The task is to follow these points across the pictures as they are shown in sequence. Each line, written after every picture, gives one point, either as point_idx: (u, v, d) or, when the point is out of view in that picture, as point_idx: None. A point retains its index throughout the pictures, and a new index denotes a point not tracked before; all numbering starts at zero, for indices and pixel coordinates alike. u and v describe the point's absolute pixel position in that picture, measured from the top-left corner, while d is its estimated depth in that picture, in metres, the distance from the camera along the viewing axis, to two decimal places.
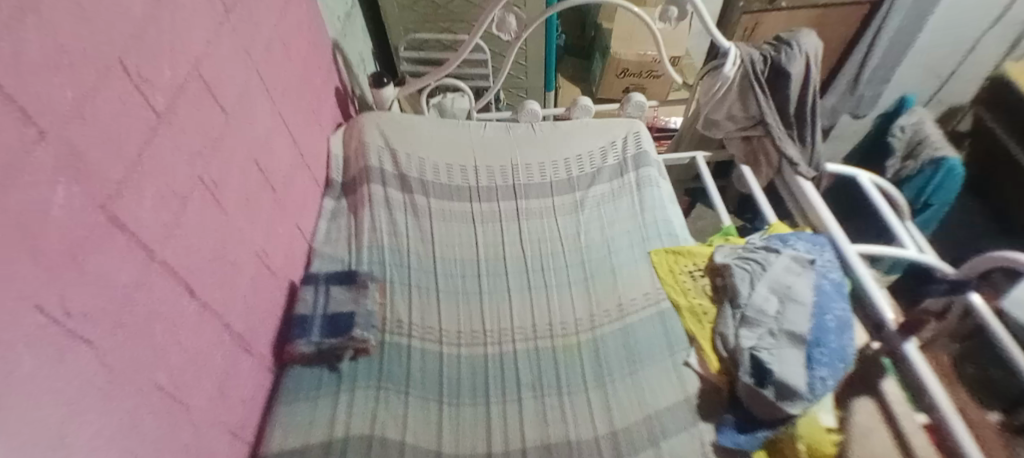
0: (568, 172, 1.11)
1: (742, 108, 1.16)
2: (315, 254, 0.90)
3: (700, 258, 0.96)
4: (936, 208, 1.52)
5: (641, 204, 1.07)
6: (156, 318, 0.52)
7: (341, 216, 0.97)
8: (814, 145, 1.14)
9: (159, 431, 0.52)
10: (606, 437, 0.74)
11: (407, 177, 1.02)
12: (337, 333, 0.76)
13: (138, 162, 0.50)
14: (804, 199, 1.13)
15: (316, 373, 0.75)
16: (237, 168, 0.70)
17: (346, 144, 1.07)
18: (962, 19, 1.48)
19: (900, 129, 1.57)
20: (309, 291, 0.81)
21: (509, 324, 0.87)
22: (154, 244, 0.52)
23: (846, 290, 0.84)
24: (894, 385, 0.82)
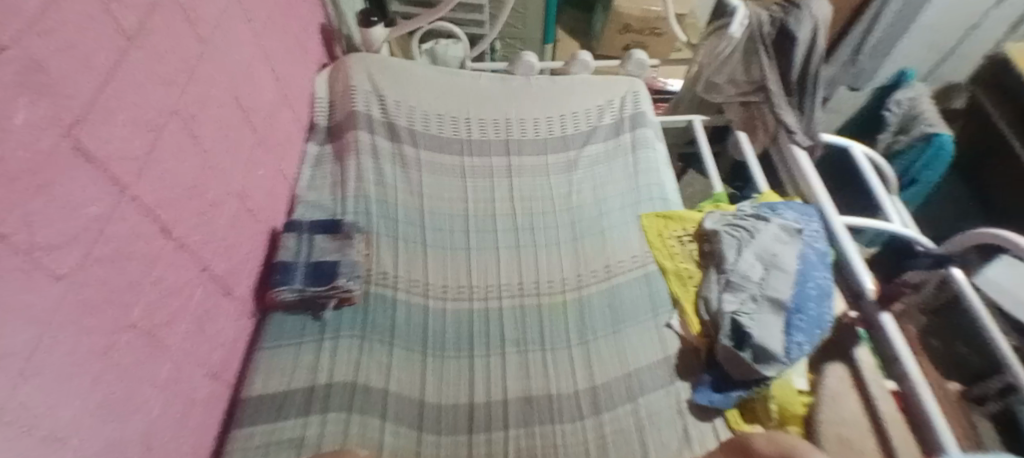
0: (563, 129, 1.08)
1: (744, 74, 1.14)
2: (298, 201, 0.87)
3: (690, 223, 0.96)
4: (923, 184, 1.54)
5: (635, 166, 1.05)
6: (130, 254, 0.50)
7: (326, 163, 0.93)
8: (813, 115, 1.13)
9: (138, 368, 0.51)
10: (585, 392, 0.76)
11: (396, 126, 0.98)
12: (321, 281, 0.74)
13: (107, 85, 0.46)
14: (796, 168, 1.12)
15: (299, 319, 0.75)
16: (215, 103, 0.66)
17: (331, 87, 1.02)
18: None
19: (896, 103, 1.55)
20: (291, 239, 0.78)
21: (496, 280, 0.87)
22: (126, 176, 0.49)
23: (828, 260, 0.86)
24: (866, 354, 0.85)
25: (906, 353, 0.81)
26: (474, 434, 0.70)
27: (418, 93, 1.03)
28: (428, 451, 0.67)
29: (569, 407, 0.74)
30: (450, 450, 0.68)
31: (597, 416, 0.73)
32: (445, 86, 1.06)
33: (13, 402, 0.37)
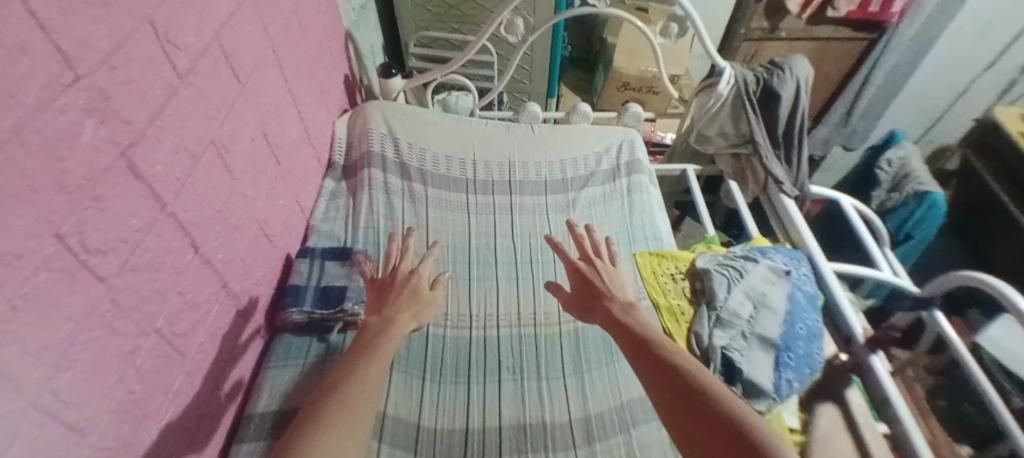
0: (563, 173, 1.16)
1: (734, 127, 1.21)
2: (312, 231, 0.92)
3: (682, 262, 1.01)
4: (918, 241, 1.57)
5: (630, 208, 1.12)
6: (161, 265, 0.55)
7: (341, 197, 1.00)
8: (799, 167, 1.21)
9: (155, 373, 0.55)
10: (578, 422, 0.77)
11: (407, 165, 1.06)
12: (328, 304, 0.78)
13: (159, 115, 0.53)
14: (785, 216, 1.18)
15: (305, 341, 0.77)
16: (247, 136, 0.74)
17: (350, 129, 1.11)
18: (959, 61, 1.58)
19: (887, 162, 1.64)
20: (304, 263, 0.83)
21: (494, 311, 0.91)
22: (166, 195, 0.55)
23: (816, 302, 0.92)
24: (857, 396, 0.89)
25: (896, 396, 0.85)
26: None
27: (429, 136, 1.12)
28: None
29: (563, 436, 0.75)
30: None
31: (590, 446, 0.74)
32: (455, 131, 1.15)
33: (49, 387, 0.40)
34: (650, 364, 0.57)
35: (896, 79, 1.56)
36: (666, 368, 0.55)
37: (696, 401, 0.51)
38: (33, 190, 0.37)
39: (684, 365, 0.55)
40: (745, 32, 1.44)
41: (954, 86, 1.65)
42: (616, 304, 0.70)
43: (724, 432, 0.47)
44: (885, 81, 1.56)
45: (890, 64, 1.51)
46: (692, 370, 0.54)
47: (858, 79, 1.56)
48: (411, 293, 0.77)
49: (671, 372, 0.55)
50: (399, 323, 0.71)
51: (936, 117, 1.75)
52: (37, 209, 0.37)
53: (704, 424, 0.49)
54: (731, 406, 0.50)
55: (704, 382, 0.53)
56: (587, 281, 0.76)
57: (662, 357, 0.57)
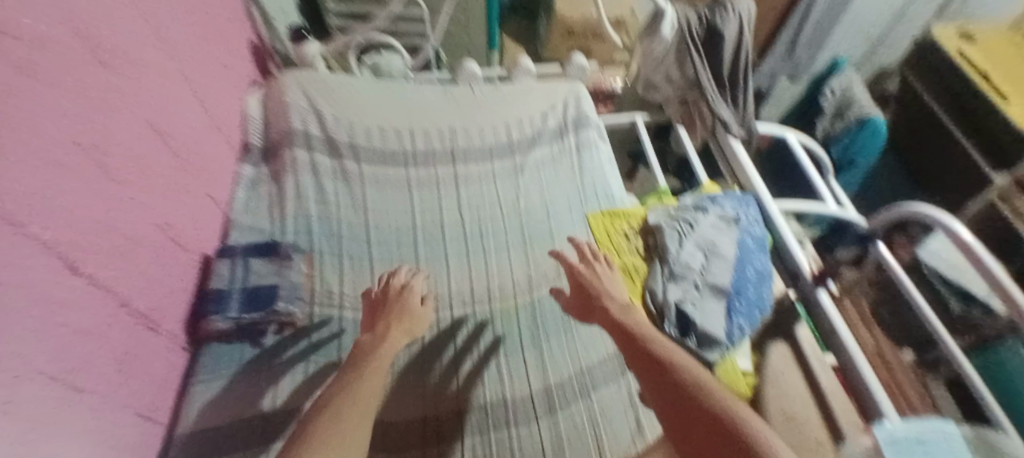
0: (508, 135, 1.09)
1: (679, 71, 1.17)
2: (233, 225, 0.84)
3: (635, 219, 0.99)
4: (860, 166, 1.62)
5: (580, 167, 1.08)
6: (34, 300, 0.47)
7: (262, 184, 0.90)
8: (746, 108, 1.19)
9: (56, 418, 0.49)
10: (540, 395, 0.76)
11: (335, 141, 0.96)
12: (257, 307, 0.72)
13: (10, 121, 0.45)
14: (733, 159, 1.17)
15: (237, 348, 0.71)
16: (128, 130, 0.63)
17: (265, 106, 0.99)
18: None
19: (830, 91, 1.63)
20: (224, 265, 0.76)
21: (447, 290, 0.86)
22: (24, 215, 0.46)
23: (765, 245, 0.92)
24: (806, 331, 0.90)
25: (842, 327, 0.86)
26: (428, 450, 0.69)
27: (356, 106, 1.02)
28: None
29: (524, 409, 0.74)
30: None
31: (552, 417, 0.74)
32: (386, 99, 1.06)
33: None
34: (653, 368, 0.55)
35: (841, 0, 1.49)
36: (663, 368, 0.55)
37: (689, 402, 0.50)
38: None
39: (680, 364, 0.55)
40: None
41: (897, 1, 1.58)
42: (613, 304, 0.71)
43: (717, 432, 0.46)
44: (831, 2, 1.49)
45: None
46: (687, 371, 0.54)
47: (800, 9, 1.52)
48: (402, 305, 0.72)
49: (667, 372, 0.54)
50: (396, 338, 0.65)
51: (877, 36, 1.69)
52: None
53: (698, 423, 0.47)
54: (723, 405, 0.48)
55: (699, 381, 0.52)
56: (585, 282, 0.77)
57: (658, 357, 0.57)
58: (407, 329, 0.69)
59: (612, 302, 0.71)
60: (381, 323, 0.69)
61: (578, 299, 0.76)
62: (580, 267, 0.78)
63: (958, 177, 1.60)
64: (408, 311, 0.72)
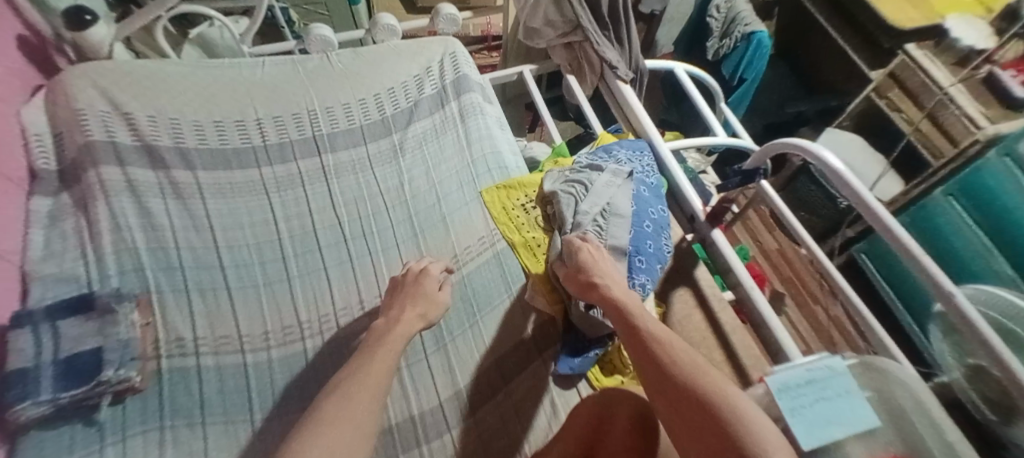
0: (380, 111, 0.96)
1: (558, 12, 1.08)
2: (32, 281, 0.66)
3: (530, 188, 0.93)
4: (750, 82, 1.63)
5: (467, 137, 0.98)
6: None
7: (66, 219, 0.72)
8: (630, 47, 1.12)
9: None
10: (450, 399, 0.72)
11: (156, 147, 0.79)
12: (77, 381, 0.58)
13: None
14: (624, 103, 1.11)
15: (65, 432, 0.57)
16: None
17: (52, 114, 0.78)
18: None
19: (716, 8, 1.59)
20: (23, 337, 0.59)
21: (331, 307, 0.75)
22: None
23: (659, 193, 0.91)
24: (704, 271, 0.93)
25: (738, 265, 0.86)
26: None
27: (181, 101, 0.84)
28: None
29: (434, 422, 0.70)
30: None
31: (465, 419, 0.71)
32: (222, 87, 0.88)
33: None
34: (647, 358, 0.50)
35: None
36: (656, 352, 0.50)
37: (681, 388, 0.44)
38: None
39: (675, 347, 0.49)
40: None
41: None
42: (612, 287, 0.65)
43: (709, 420, 0.40)
44: None
45: None
46: (683, 355, 0.48)
47: None
48: (418, 288, 0.70)
49: (661, 355, 0.49)
50: (409, 324, 0.64)
51: None
52: None
53: (691, 409, 0.42)
54: (717, 389, 0.42)
55: (692, 366, 0.46)
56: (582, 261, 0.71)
57: (653, 341, 0.52)
58: (423, 317, 0.67)
59: (608, 277, 0.68)
60: (395, 308, 0.67)
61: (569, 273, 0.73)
62: (589, 243, 0.74)
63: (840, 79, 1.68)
64: (423, 295, 0.69)
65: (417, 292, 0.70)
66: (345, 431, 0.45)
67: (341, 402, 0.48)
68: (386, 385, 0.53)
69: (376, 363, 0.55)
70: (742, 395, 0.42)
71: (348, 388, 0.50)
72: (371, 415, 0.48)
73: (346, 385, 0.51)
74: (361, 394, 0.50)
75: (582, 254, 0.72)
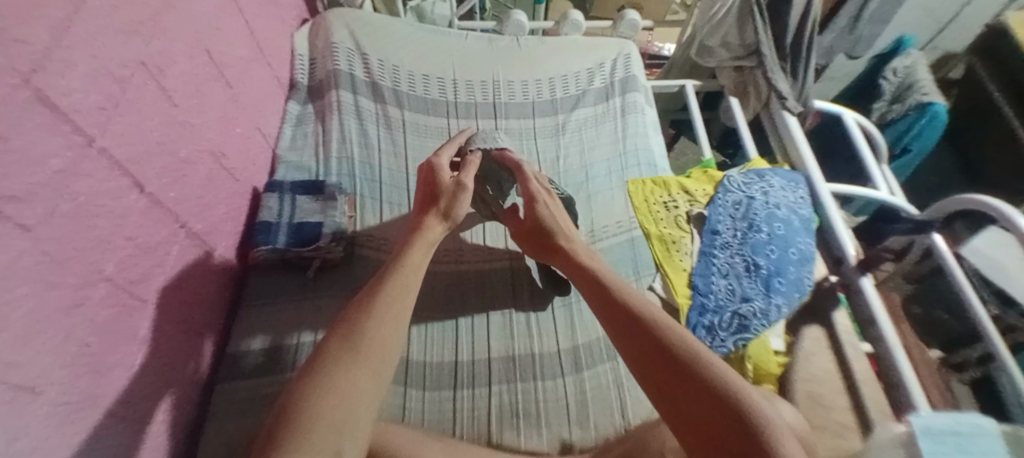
0: (552, 93, 1.06)
1: (739, 36, 1.12)
2: (279, 161, 0.87)
3: (675, 189, 0.97)
4: (914, 154, 1.48)
5: (623, 131, 1.04)
6: (96, 208, 0.48)
7: (307, 123, 0.93)
8: (805, 82, 1.11)
9: (111, 317, 0.51)
10: (567, 351, 0.79)
11: (379, 85, 0.96)
12: (303, 242, 0.74)
13: (64, 32, 0.45)
14: (786, 133, 1.11)
15: (281, 278, 0.75)
16: (182, 52, 0.64)
17: (312, 44, 1.01)
18: None
19: (892, 71, 1.49)
20: (272, 199, 0.79)
21: (500, 247, 0.90)
22: (91, 127, 0.48)
23: (811, 227, 0.89)
24: (844, 317, 0.88)
25: (882, 317, 0.82)
26: (458, 391, 0.74)
27: (400, 51, 1.01)
28: (414, 414, 0.71)
29: (551, 365, 0.77)
30: (435, 404, 0.72)
31: (578, 373, 0.76)
32: (430, 47, 1.04)
33: None
34: (631, 329, 0.47)
35: None
36: (645, 325, 0.47)
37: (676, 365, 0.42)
38: None
39: (664, 322, 0.46)
40: None
41: None
42: (580, 252, 0.66)
43: (714, 411, 0.38)
44: None
45: None
46: (675, 331, 0.45)
47: None
48: (438, 187, 0.70)
49: (649, 328, 0.46)
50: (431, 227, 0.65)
51: (944, 22, 1.61)
52: None
53: (685, 394, 0.40)
54: (717, 371, 0.40)
55: (686, 343, 0.43)
56: (542, 219, 0.73)
57: (638, 313, 0.48)
58: (441, 211, 0.68)
59: (575, 246, 0.68)
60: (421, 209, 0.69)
61: (530, 236, 0.74)
62: (540, 194, 0.76)
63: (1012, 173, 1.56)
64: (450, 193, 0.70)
65: (437, 192, 0.70)
66: (361, 362, 0.45)
67: (368, 316, 0.49)
68: (410, 303, 0.53)
69: (402, 278, 0.55)
70: (744, 384, 0.40)
71: (378, 304, 0.51)
72: (393, 346, 0.48)
73: (334, 335, 0.48)
74: (386, 302, 0.51)
75: (541, 215, 0.73)
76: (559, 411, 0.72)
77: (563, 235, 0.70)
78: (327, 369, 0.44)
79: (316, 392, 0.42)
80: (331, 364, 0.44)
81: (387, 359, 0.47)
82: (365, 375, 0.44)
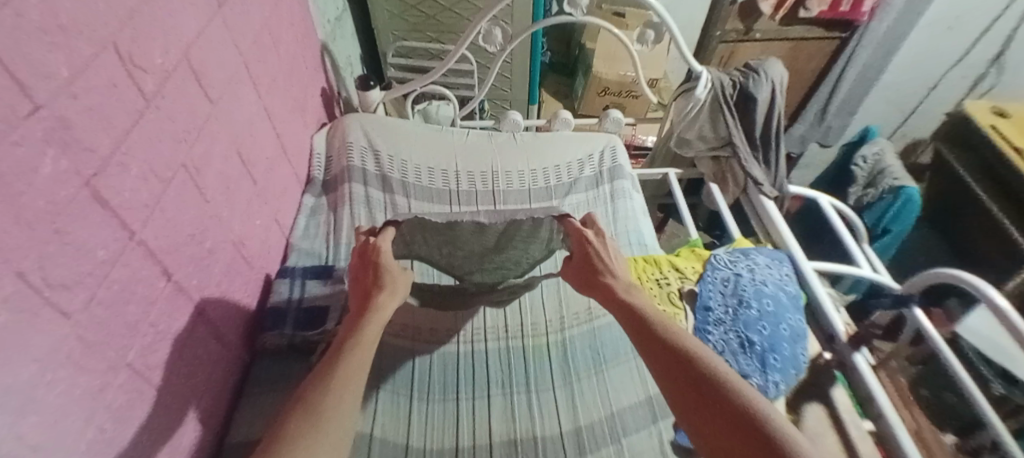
0: (546, 181, 1.16)
1: (713, 129, 1.24)
2: (292, 249, 0.93)
3: (666, 266, 1.01)
4: (894, 234, 1.56)
5: (614, 214, 1.12)
6: (129, 295, 0.52)
7: (321, 213, 1.00)
8: (778, 167, 1.23)
9: (125, 402, 0.52)
10: (570, 432, 0.78)
11: (388, 178, 1.06)
12: (312, 326, 0.80)
13: (123, 141, 0.52)
14: (767, 217, 1.19)
15: (285, 363, 0.77)
16: (219, 154, 0.72)
17: (329, 143, 1.12)
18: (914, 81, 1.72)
19: (861, 159, 1.61)
20: (283, 284, 0.85)
21: (499, 323, 0.91)
22: (134, 222, 0.53)
23: (800, 303, 0.93)
24: (843, 394, 0.88)
25: (882, 396, 0.82)
26: None
27: (409, 147, 1.12)
28: None
29: (554, 449, 0.76)
30: None
31: (582, 457, 0.75)
32: (434, 142, 1.15)
33: (12, 435, 0.38)
34: (670, 362, 0.51)
35: (867, 78, 1.56)
36: (674, 356, 0.51)
37: (713, 401, 0.46)
38: (13, 241, 0.37)
39: (696, 351, 0.51)
40: (721, 34, 1.44)
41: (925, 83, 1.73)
42: (618, 283, 0.68)
43: (744, 444, 0.43)
44: (857, 79, 1.56)
45: (852, 79, 1.55)
46: (705, 360, 0.50)
47: (833, 77, 1.54)
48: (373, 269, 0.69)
49: (677, 362, 0.51)
50: (383, 303, 0.64)
51: (907, 111, 1.83)
52: (27, 255, 0.39)
53: (717, 429, 0.45)
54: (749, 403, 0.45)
55: (719, 372, 0.48)
56: (596, 258, 0.72)
57: (671, 344, 0.53)
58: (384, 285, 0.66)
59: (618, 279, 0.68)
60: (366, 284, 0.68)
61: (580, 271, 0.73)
62: (590, 233, 0.75)
63: (993, 250, 1.66)
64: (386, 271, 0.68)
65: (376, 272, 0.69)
66: (323, 441, 0.45)
67: (328, 391, 0.49)
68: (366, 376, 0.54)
69: (354, 352, 0.55)
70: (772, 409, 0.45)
71: (336, 377, 0.51)
72: (349, 416, 0.49)
73: (300, 407, 0.48)
74: (343, 376, 0.51)
75: (588, 249, 0.73)
76: None
77: (610, 271, 0.70)
78: (297, 447, 0.43)
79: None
80: (296, 437, 0.44)
81: (343, 436, 0.47)
82: (330, 450, 0.45)
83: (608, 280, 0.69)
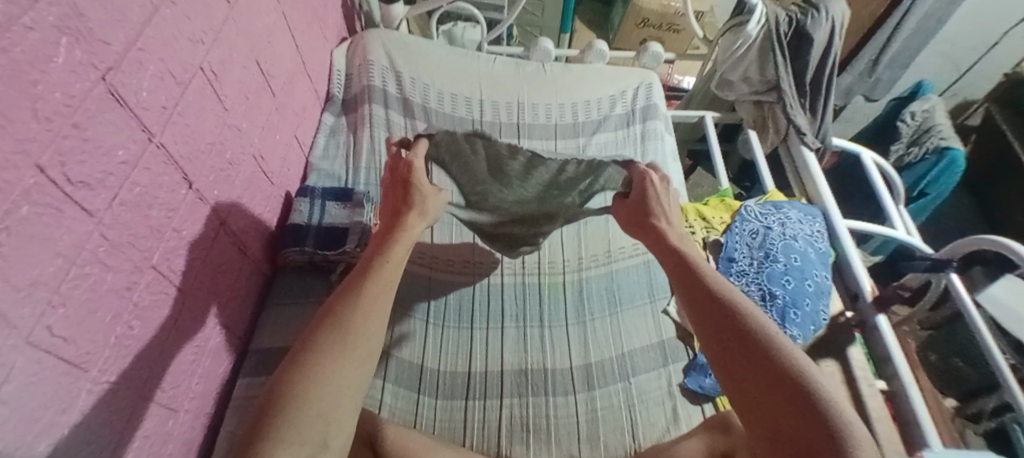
0: (574, 116, 1.10)
1: (759, 72, 1.13)
2: (311, 169, 0.91)
3: (691, 215, 0.99)
4: (932, 198, 1.48)
5: (643, 156, 1.06)
6: (152, 200, 0.52)
7: (341, 134, 0.98)
8: (824, 118, 1.13)
9: (153, 304, 0.54)
10: (579, 367, 0.79)
11: (410, 101, 1.01)
12: (331, 246, 0.79)
13: (139, 36, 0.49)
14: (805, 170, 1.12)
15: (306, 282, 0.80)
16: (237, 62, 0.68)
17: (349, 60, 1.07)
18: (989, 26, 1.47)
19: (909, 115, 1.49)
20: (304, 203, 0.83)
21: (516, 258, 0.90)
22: (153, 125, 0.51)
23: (829, 260, 0.90)
24: (858, 353, 0.87)
25: (897, 355, 0.81)
26: (470, 401, 0.74)
27: (433, 71, 1.06)
28: (425, 416, 0.72)
29: (563, 382, 0.77)
30: (447, 417, 0.73)
31: (590, 391, 0.76)
32: (461, 68, 1.08)
33: (41, 325, 0.38)
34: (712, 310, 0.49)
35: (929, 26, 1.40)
36: (721, 307, 0.48)
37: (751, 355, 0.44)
38: (30, 133, 0.36)
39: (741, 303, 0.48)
40: None
41: (983, 39, 1.52)
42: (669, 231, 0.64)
43: (785, 405, 0.40)
44: (915, 29, 1.40)
45: (915, 22, 1.37)
46: (754, 316, 0.47)
47: (894, 19, 1.36)
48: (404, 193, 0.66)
49: (723, 313, 0.48)
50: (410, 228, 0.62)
51: (963, 70, 1.62)
52: (47, 148, 0.38)
53: (757, 384, 0.42)
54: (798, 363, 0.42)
55: (763, 327, 0.45)
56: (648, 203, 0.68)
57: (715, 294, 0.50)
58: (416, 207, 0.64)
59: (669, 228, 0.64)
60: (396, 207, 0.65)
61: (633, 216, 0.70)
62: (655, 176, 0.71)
63: None
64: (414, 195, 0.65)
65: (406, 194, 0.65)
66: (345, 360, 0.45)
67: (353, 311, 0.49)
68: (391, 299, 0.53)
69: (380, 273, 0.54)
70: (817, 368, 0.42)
71: (363, 300, 0.50)
72: (374, 338, 0.48)
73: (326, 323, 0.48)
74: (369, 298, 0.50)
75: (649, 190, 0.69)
76: (570, 430, 0.72)
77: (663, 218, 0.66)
78: (320, 363, 0.44)
79: (309, 383, 0.42)
80: (319, 353, 0.44)
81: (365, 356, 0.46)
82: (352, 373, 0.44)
83: (661, 225, 0.65)
